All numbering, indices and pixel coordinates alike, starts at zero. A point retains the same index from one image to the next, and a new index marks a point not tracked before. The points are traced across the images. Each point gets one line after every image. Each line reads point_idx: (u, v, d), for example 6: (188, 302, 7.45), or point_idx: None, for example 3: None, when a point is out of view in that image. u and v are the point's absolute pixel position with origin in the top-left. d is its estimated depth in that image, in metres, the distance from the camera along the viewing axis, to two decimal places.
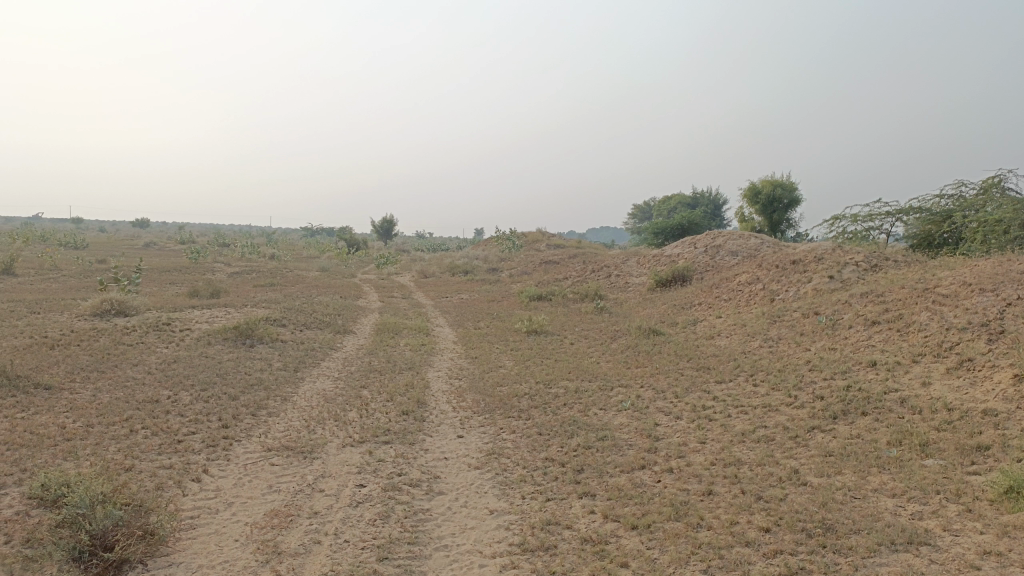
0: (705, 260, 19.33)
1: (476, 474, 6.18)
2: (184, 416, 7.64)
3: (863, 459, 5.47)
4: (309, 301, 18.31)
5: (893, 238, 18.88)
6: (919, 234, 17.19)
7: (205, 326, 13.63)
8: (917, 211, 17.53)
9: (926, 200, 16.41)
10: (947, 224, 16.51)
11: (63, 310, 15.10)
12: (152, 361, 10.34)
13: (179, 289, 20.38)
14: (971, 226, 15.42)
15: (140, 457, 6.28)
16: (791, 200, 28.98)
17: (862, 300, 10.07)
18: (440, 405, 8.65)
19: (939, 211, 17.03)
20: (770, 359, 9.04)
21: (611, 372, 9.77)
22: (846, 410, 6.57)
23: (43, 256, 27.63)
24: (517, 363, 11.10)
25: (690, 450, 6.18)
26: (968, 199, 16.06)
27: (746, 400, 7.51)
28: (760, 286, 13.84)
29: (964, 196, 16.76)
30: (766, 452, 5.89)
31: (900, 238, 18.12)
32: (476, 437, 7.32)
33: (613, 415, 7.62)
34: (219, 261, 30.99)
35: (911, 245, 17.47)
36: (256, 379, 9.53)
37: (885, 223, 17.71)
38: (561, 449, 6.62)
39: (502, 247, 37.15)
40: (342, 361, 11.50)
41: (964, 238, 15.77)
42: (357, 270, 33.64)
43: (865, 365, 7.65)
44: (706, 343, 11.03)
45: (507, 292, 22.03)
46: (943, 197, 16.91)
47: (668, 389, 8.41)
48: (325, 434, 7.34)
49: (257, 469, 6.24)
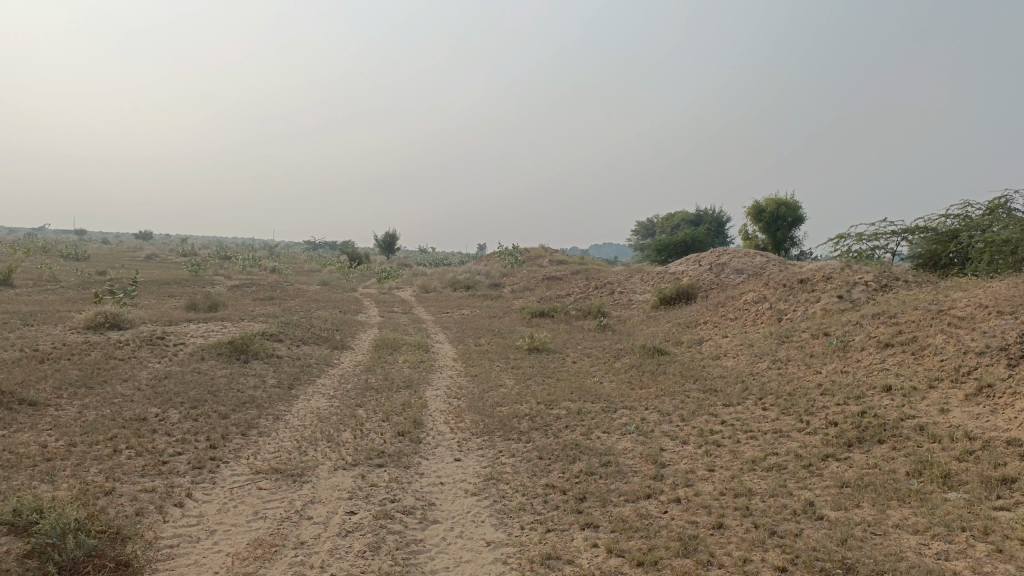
0: (711, 277, 19.05)
1: (473, 501, 5.88)
2: (171, 435, 7.36)
3: (882, 492, 5.17)
4: (308, 316, 18.04)
5: (898, 258, 18.61)
6: (924, 254, 16.92)
7: (200, 340, 13.37)
8: (922, 230, 17.28)
9: (931, 220, 16.17)
10: (953, 244, 16.25)
11: (58, 323, 14.84)
12: (143, 376, 10.06)
13: (178, 302, 20.13)
14: (978, 246, 15.14)
15: (121, 479, 6.00)
16: (795, 218, 28.74)
17: (874, 321, 9.79)
18: (437, 426, 8.36)
19: (944, 231, 16.78)
20: (779, 381, 8.75)
21: (615, 393, 9.49)
22: (862, 438, 6.27)
23: (43, 267, 27.41)
24: (518, 382, 10.82)
25: (698, 478, 5.89)
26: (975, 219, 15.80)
27: (755, 425, 7.22)
28: (767, 305, 13.55)
29: (969, 215, 16.50)
30: (778, 482, 5.59)
31: (905, 257, 17.87)
32: (474, 460, 7.03)
33: (617, 439, 7.33)
34: (219, 274, 30.79)
35: (917, 265, 17.21)
36: (249, 397, 9.25)
37: (891, 242, 17.47)
38: (562, 475, 6.33)
39: (504, 262, 36.92)
40: (339, 378, 11.22)
41: (971, 258, 15.51)
42: (358, 284, 33.42)
43: (879, 389, 7.36)
44: (712, 363, 10.74)
45: (509, 309, 21.75)
46: (949, 216, 16.67)
47: (674, 412, 8.12)
48: (316, 455, 7.05)
49: (243, 493, 5.95)
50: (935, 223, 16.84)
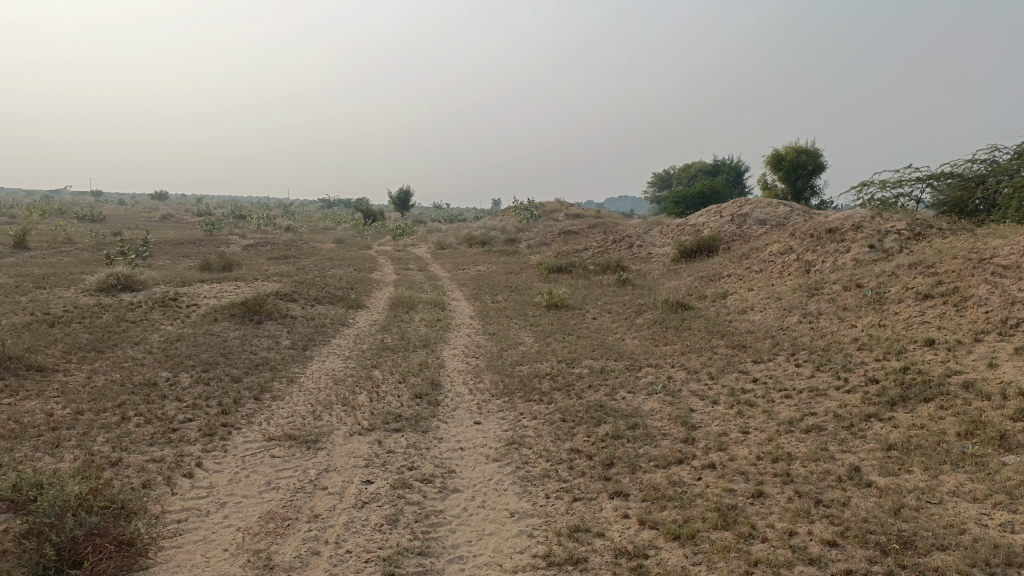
0: (733, 229, 18.52)
1: (495, 468, 5.60)
2: (182, 401, 7.11)
3: (933, 455, 4.81)
4: (322, 275, 17.73)
5: (923, 206, 18.00)
6: (949, 201, 16.32)
7: (213, 301, 13.13)
8: (948, 176, 16.62)
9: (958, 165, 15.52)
10: (980, 189, 15.62)
11: (69, 286, 14.63)
12: (154, 339, 9.83)
13: (191, 263, 19.89)
14: (1008, 191, 14.52)
15: (129, 449, 5.77)
16: (816, 166, 27.93)
17: (910, 272, 9.33)
18: (455, 387, 8.06)
19: (971, 176, 16.12)
20: (812, 335, 8.36)
21: (639, 350, 9.15)
22: (906, 397, 5.90)
23: (58, 229, 27.23)
24: (538, 339, 10.51)
25: (732, 441, 5.55)
26: (1004, 164, 15.15)
27: (789, 383, 6.86)
28: (794, 257, 13.08)
29: (998, 159, 15.80)
30: (818, 445, 5.25)
31: (930, 204, 17.24)
32: (494, 424, 6.74)
33: (643, 399, 7.01)
34: (234, 234, 30.51)
35: (941, 212, 16.59)
36: (262, 359, 8.99)
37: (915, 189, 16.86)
38: (588, 439, 6.02)
39: (520, 217, 36.41)
40: (354, 338, 10.94)
41: (999, 204, 14.90)
42: (373, 241, 33.10)
43: (921, 344, 6.96)
44: (739, 318, 10.35)
45: (526, 264, 21.37)
46: (975, 161, 16.00)
47: (702, 370, 7.78)
48: (331, 420, 6.79)
49: (255, 462, 5.70)
50: (961, 168, 16.17)
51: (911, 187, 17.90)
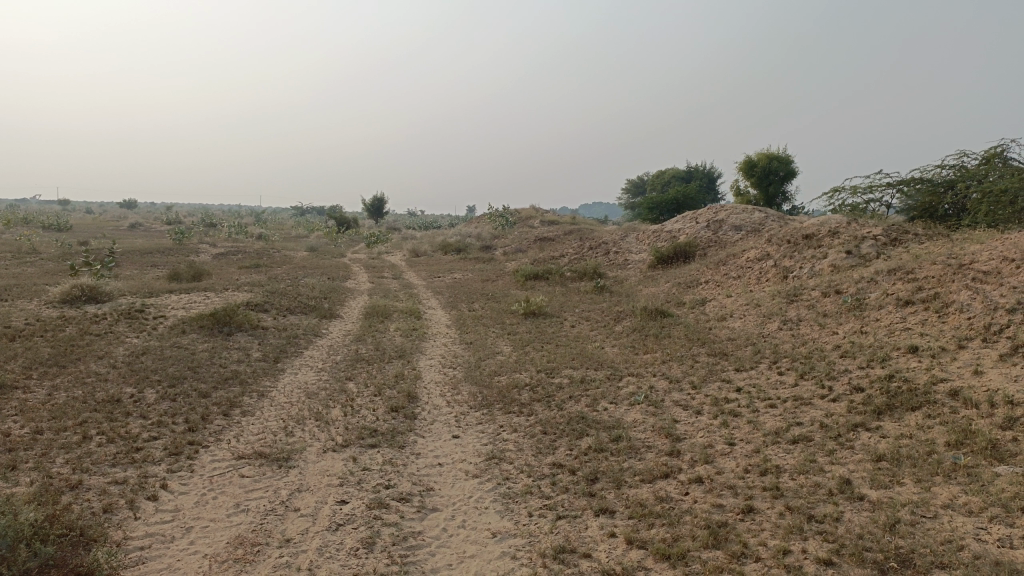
0: (709, 235, 18.50)
1: (475, 485, 5.40)
2: (147, 418, 6.83)
3: (924, 467, 4.70)
4: (295, 284, 17.41)
5: (893, 211, 18.11)
6: (918, 205, 16.42)
7: (182, 312, 12.79)
8: (917, 181, 16.73)
9: (927, 171, 15.62)
10: (948, 194, 15.75)
11: (32, 297, 14.20)
12: (119, 353, 9.51)
13: (160, 273, 19.47)
14: (976, 196, 14.63)
15: (90, 471, 5.49)
16: (787, 172, 28.10)
17: (889, 277, 9.29)
18: (433, 399, 7.85)
19: (939, 182, 16.23)
20: (793, 343, 8.27)
21: (619, 359, 9.00)
22: (892, 406, 5.80)
23: (22, 238, 26.56)
24: (516, 349, 10.33)
25: (719, 454, 5.41)
26: (972, 169, 15.29)
27: (773, 392, 6.74)
28: (771, 263, 13.04)
29: (966, 165, 15.92)
30: (807, 457, 5.13)
31: (900, 210, 17.34)
32: (473, 437, 6.54)
33: (625, 410, 6.85)
34: (204, 242, 30.03)
35: (911, 218, 16.69)
36: (232, 372, 8.71)
37: (885, 194, 16.96)
38: (570, 453, 5.84)
39: (495, 224, 36.25)
40: (328, 349, 10.69)
41: (968, 209, 15.00)
42: (347, 249, 32.73)
43: (905, 351, 6.88)
44: (719, 325, 10.25)
45: (502, 272, 21.19)
46: (944, 166, 16.12)
47: (684, 379, 7.65)
48: (303, 436, 6.55)
49: (224, 483, 5.46)
50: (930, 173, 16.29)
51: (881, 192, 18.02)
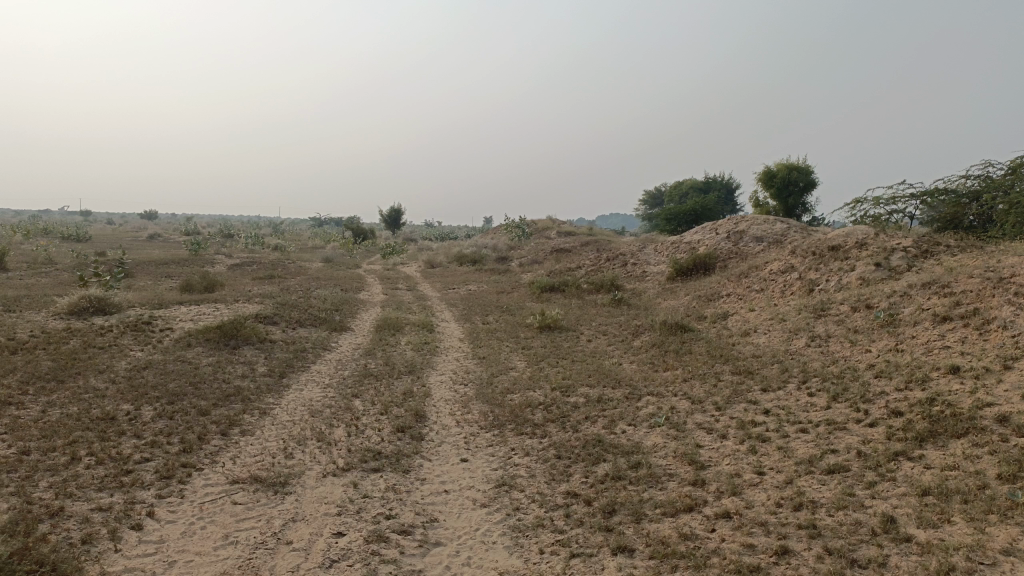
0: (729, 247, 18.04)
1: (482, 516, 5.01)
2: (141, 438, 6.50)
3: (976, 502, 4.25)
4: (307, 295, 17.14)
5: (917, 223, 17.57)
6: (942, 217, 15.90)
7: (189, 325, 12.52)
8: (941, 192, 16.22)
9: (950, 181, 15.12)
10: (973, 206, 15.21)
11: (41, 308, 13.97)
12: (120, 367, 9.20)
13: (173, 284, 19.27)
14: (1003, 207, 14.08)
15: (74, 496, 5.15)
16: (808, 184, 27.56)
17: (923, 291, 8.81)
18: (442, 419, 7.47)
19: (964, 193, 15.69)
20: (823, 361, 7.82)
21: (637, 376, 8.59)
22: (936, 433, 5.35)
23: (39, 249, 26.50)
24: (530, 364, 9.94)
25: (747, 485, 4.98)
26: (998, 180, 14.77)
27: (803, 415, 6.30)
28: (795, 276, 12.57)
29: (991, 175, 15.36)
30: (844, 491, 4.70)
31: (923, 221, 16.80)
32: (483, 462, 6.16)
33: (645, 433, 6.44)
34: (220, 253, 29.90)
35: (935, 230, 16.15)
36: (234, 389, 8.37)
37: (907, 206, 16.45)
38: (585, 481, 5.44)
39: (511, 235, 35.89)
40: (336, 363, 10.36)
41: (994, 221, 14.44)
42: (363, 260, 32.53)
43: (945, 371, 6.42)
44: (742, 341, 9.79)
45: (517, 283, 20.82)
46: (968, 177, 15.58)
47: (707, 400, 7.21)
48: (303, 459, 6.18)
49: (214, 511, 5.10)
50: (954, 184, 15.77)
51: (904, 203, 17.50)
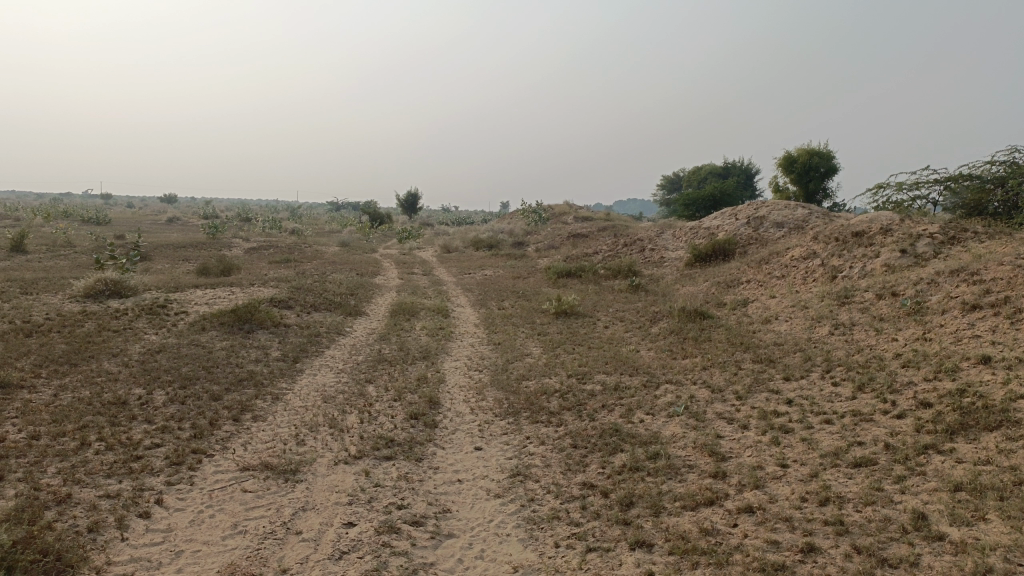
0: (749, 232, 17.75)
1: (496, 507, 4.88)
2: (152, 423, 6.43)
3: (1011, 498, 4.06)
4: (322, 279, 17.07)
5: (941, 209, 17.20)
6: (966, 203, 15.54)
7: (204, 309, 12.46)
8: (965, 178, 15.85)
9: (974, 166, 14.77)
10: (999, 192, 14.84)
11: (58, 291, 13.98)
12: (134, 351, 9.16)
13: (189, 267, 19.27)
14: None
15: (82, 482, 5.08)
16: (829, 169, 27.12)
17: (951, 279, 8.55)
18: (456, 406, 7.35)
19: (989, 178, 15.31)
20: (848, 349, 7.61)
21: (656, 364, 8.42)
22: (966, 426, 5.15)
23: (58, 231, 26.61)
24: (547, 350, 9.80)
25: (770, 478, 4.82)
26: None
27: (828, 405, 6.11)
28: (818, 262, 12.32)
29: (1018, 160, 14.97)
30: (872, 485, 4.53)
31: (947, 207, 16.45)
32: (497, 450, 6.03)
33: (663, 423, 6.28)
34: (238, 236, 29.88)
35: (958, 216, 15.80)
36: (247, 373, 8.29)
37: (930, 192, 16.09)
38: (602, 471, 5.30)
39: (528, 220, 35.67)
40: (350, 348, 10.27)
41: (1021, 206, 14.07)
42: (379, 244, 32.44)
43: (975, 361, 6.20)
44: (763, 328, 9.59)
45: (534, 269, 20.65)
46: (993, 162, 15.20)
47: (728, 388, 7.04)
48: (315, 446, 6.09)
49: (224, 499, 5.01)
50: (979, 169, 15.40)
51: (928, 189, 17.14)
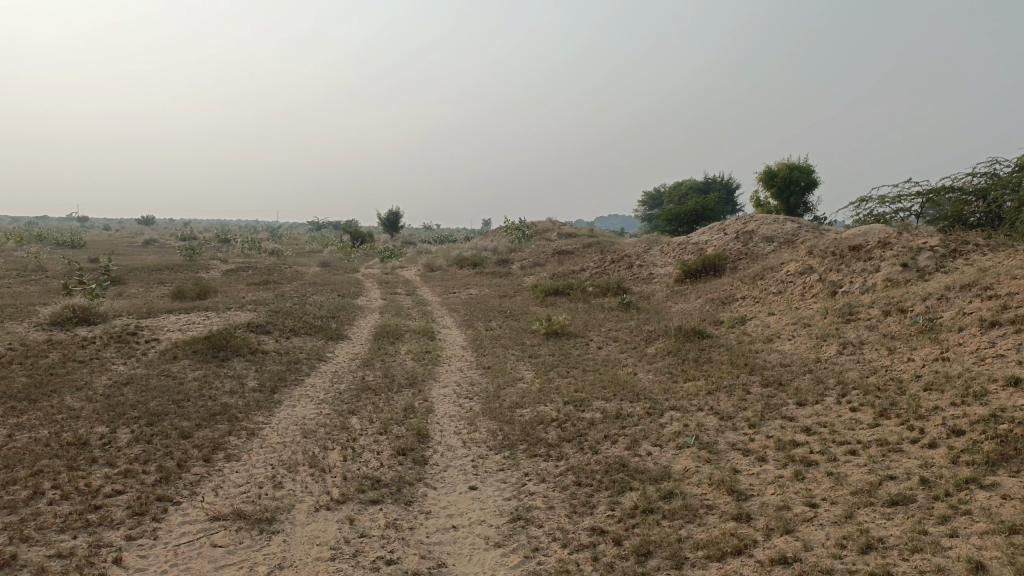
0: (738, 247, 17.40)
1: (496, 559, 4.38)
2: (114, 466, 5.87)
3: None
4: (302, 301, 16.52)
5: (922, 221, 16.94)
6: (947, 215, 15.25)
7: (177, 336, 11.87)
8: (948, 190, 15.62)
9: (956, 177, 14.53)
10: (981, 203, 14.54)
11: (23, 319, 13.33)
12: (100, 384, 8.57)
13: (165, 291, 18.61)
14: (1011, 203, 13.39)
15: (30, 540, 4.51)
16: (808, 183, 26.92)
17: (962, 293, 8.15)
18: (446, 439, 6.83)
19: (971, 190, 15.01)
20: (860, 371, 7.19)
21: (657, 388, 7.96)
22: (1008, 455, 4.67)
23: (30, 256, 25.87)
24: (540, 374, 9.32)
25: (801, 521, 4.35)
26: (1006, 177, 14.17)
27: (850, 434, 5.65)
28: (815, 277, 11.94)
29: (999, 172, 14.67)
30: (914, 528, 4.04)
31: (930, 219, 16.18)
32: (495, 490, 5.52)
33: (673, 456, 5.80)
34: (215, 258, 29.18)
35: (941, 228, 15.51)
36: (221, 406, 7.71)
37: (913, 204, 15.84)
38: (612, 514, 4.80)
39: (511, 237, 35.23)
40: (332, 376, 9.73)
41: (1004, 217, 13.75)
42: (361, 264, 31.92)
43: (1006, 381, 5.73)
44: (766, 348, 9.16)
45: (520, 287, 20.17)
46: (974, 174, 14.91)
47: (738, 416, 6.59)
48: (294, 490, 5.54)
49: (191, 556, 4.46)
50: (961, 181, 15.17)
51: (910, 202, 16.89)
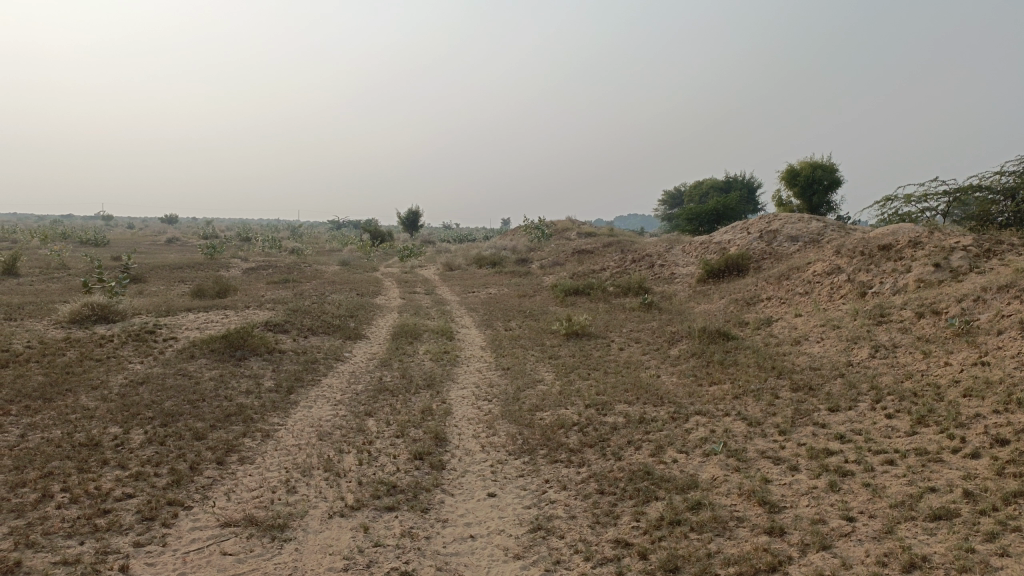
0: (762, 247, 17.08)
1: (516, 572, 4.19)
2: (125, 468, 5.74)
3: None
4: (320, 300, 16.42)
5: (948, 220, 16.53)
6: (975, 214, 14.86)
7: (194, 334, 11.79)
8: (976, 188, 15.22)
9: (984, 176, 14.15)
10: (1011, 202, 14.14)
11: (43, 316, 13.33)
12: (116, 382, 8.48)
13: (185, 289, 18.60)
14: None
15: (36, 546, 4.39)
16: (832, 182, 26.47)
17: (999, 294, 7.84)
18: (465, 443, 6.65)
19: (1000, 188, 14.61)
20: (894, 376, 6.91)
21: (681, 391, 7.73)
22: None
23: (53, 254, 26.05)
24: (560, 376, 9.12)
25: (837, 536, 4.12)
26: None
27: (886, 443, 5.40)
28: (843, 277, 11.64)
29: None
30: (960, 545, 3.80)
31: (957, 218, 15.78)
32: (515, 497, 5.33)
33: (699, 464, 5.58)
34: (236, 257, 29.25)
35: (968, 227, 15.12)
36: (236, 407, 7.59)
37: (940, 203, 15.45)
38: (637, 525, 4.60)
39: (531, 236, 35.04)
40: (349, 376, 9.59)
41: None
42: (380, 263, 31.85)
43: None
44: (793, 351, 8.89)
45: (540, 287, 19.96)
46: (1004, 173, 14.50)
47: (767, 421, 6.34)
48: (307, 495, 5.38)
49: (199, 564, 4.31)
50: (990, 180, 14.77)
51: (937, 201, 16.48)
